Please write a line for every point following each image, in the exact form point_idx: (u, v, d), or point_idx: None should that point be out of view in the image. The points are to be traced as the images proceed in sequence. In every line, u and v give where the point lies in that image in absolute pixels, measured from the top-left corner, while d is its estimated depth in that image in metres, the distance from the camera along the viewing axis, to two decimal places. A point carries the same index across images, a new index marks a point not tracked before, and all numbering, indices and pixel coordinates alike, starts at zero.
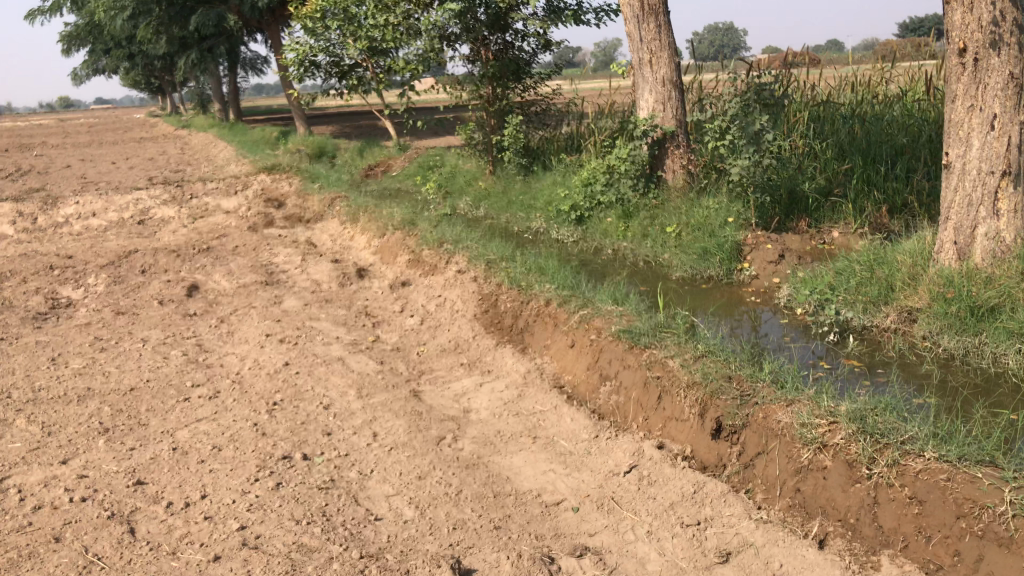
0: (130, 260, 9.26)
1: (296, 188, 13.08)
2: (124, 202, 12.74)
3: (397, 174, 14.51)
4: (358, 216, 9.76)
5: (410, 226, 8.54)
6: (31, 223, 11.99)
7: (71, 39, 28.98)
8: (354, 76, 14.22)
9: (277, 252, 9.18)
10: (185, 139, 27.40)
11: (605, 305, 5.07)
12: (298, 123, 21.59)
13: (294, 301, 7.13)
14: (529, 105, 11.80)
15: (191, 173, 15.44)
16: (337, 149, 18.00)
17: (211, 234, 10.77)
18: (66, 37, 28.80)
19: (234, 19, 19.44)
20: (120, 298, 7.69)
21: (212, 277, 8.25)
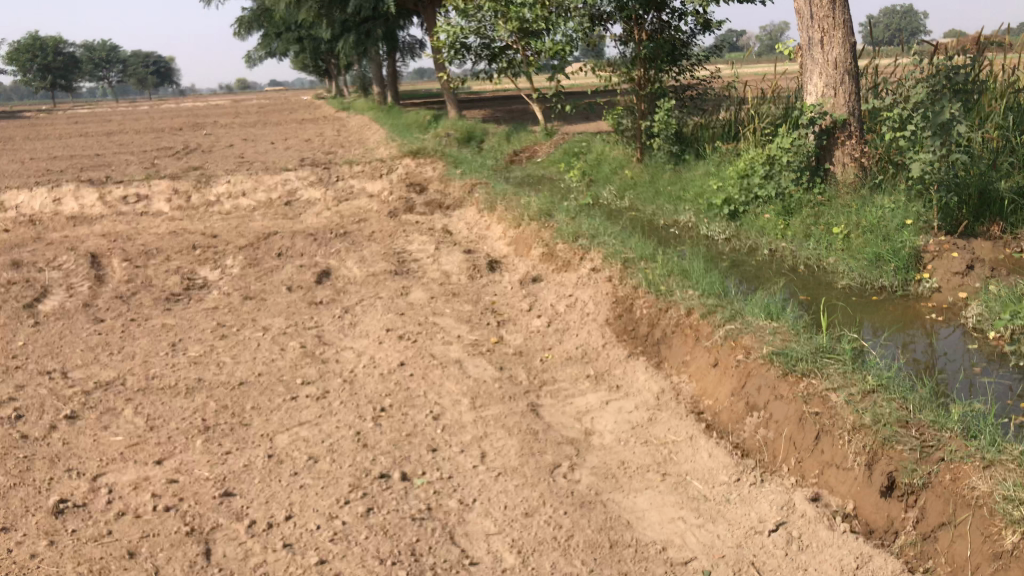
0: (269, 242, 9.26)
1: (439, 172, 12.86)
2: (273, 182, 12.92)
3: (542, 160, 14.05)
4: (496, 205, 9.37)
5: (548, 217, 8.05)
6: (185, 202, 12.33)
7: (243, 24, 30.26)
8: (505, 58, 13.83)
9: (411, 239, 8.90)
10: (343, 121, 28.03)
11: (757, 319, 4.40)
12: (450, 106, 21.54)
13: (420, 293, 6.79)
14: (686, 89, 11.17)
15: (340, 155, 15.56)
16: (486, 132, 17.74)
17: (350, 217, 10.67)
18: (239, 22, 30.11)
19: (392, 2, 19.54)
20: (252, 281, 7.61)
21: (344, 263, 8.06)
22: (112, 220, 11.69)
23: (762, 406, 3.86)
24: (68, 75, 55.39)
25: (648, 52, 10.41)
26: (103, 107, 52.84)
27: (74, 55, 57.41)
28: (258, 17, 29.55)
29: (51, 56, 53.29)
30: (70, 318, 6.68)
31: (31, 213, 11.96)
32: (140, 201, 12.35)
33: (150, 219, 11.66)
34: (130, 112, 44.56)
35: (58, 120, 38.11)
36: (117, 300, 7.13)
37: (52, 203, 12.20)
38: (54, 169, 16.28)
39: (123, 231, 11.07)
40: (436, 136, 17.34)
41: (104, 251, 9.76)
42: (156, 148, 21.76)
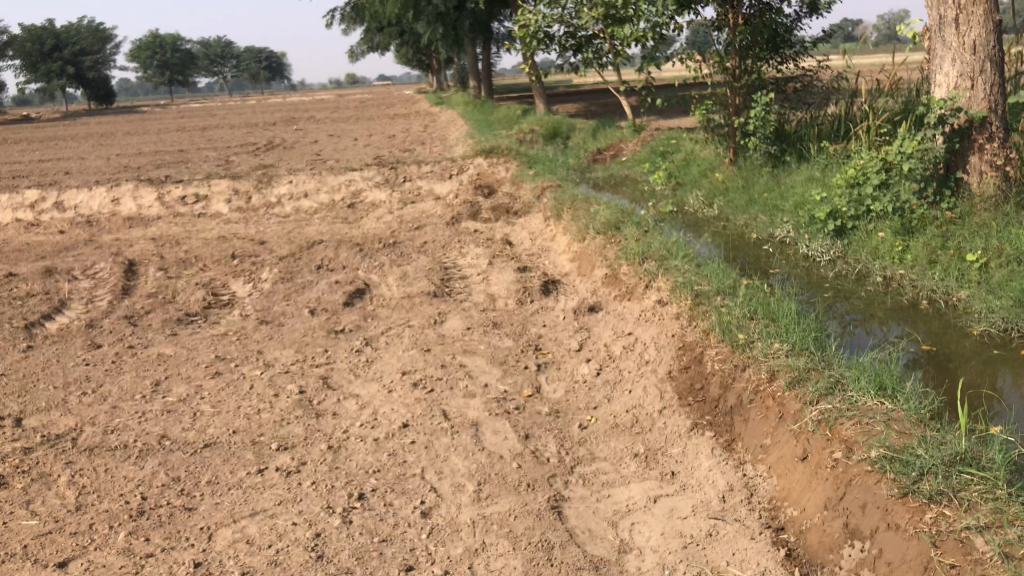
0: (313, 251, 8.42)
1: (512, 174, 11.83)
2: (337, 181, 12.10)
3: (628, 160, 12.85)
4: (563, 214, 8.28)
5: (618, 231, 6.93)
6: (245, 203, 11.67)
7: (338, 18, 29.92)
8: (590, 48, 12.68)
9: (465, 252, 7.90)
10: (433, 116, 27.34)
11: (866, 397, 3.23)
12: (538, 101, 20.46)
13: (456, 323, 5.79)
14: (789, 80, 9.97)
15: (415, 153, 14.73)
16: (572, 128, 16.61)
17: (409, 223, 9.76)
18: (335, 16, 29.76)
19: None
20: (278, 301, 6.76)
21: (385, 281, 7.12)
22: (167, 223, 11.12)
23: (868, 534, 2.70)
24: (185, 71, 56.91)
25: (745, 39, 9.11)
26: (215, 102, 54.01)
27: (189, 51, 58.90)
28: (353, 10, 29.17)
29: (168, 53, 54.71)
30: (66, 342, 5.95)
31: (89, 214, 11.52)
32: (199, 201, 11.76)
33: (205, 222, 11.06)
34: (237, 107, 45.19)
35: (166, 116, 38.90)
36: (124, 320, 6.37)
37: (111, 203, 11.73)
38: (131, 166, 16.02)
39: (174, 236, 10.47)
40: (519, 132, 16.32)
41: (146, 258, 9.13)
42: (242, 143, 21.49)
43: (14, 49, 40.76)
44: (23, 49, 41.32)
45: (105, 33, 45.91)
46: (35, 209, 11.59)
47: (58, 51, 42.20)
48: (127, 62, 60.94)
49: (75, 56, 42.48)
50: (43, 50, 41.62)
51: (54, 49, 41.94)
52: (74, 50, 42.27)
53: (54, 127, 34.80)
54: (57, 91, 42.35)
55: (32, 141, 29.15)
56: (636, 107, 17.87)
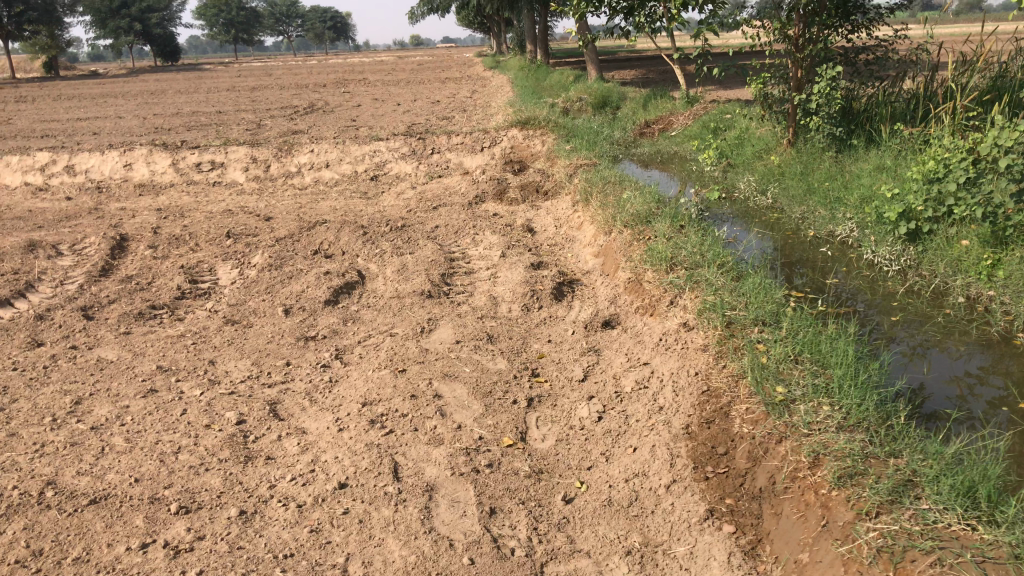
0: (314, 231, 7.59)
1: (549, 148, 10.84)
2: (361, 152, 11.18)
3: (678, 135, 11.73)
4: (592, 200, 7.30)
5: (649, 225, 5.94)
6: (262, 172, 10.89)
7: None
8: (643, 12, 11.57)
9: (478, 241, 6.99)
10: (483, 81, 26.30)
11: (949, 519, 2.42)
12: (591, 67, 19.30)
13: (445, 334, 4.89)
14: (860, 50, 8.77)
15: (452, 121, 13.79)
16: (623, 97, 15.45)
17: (428, 203, 8.88)
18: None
19: None
20: (257, 294, 5.95)
21: (381, 274, 6.25)
22: (178, 193, 10.42)
23: None
24: (250, 29, 56.58)
25: (810, 4, 7.93)
26: (278, 61, 53.64)
27: (256, 9, 58.50)
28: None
29: (234, 11, 54.29)
30: (6, 337, 5.21)
31: (99, 179, 10.87)
32: (214, 168, 11.02)
33: (218, 193, 10.34)
34: (297, 67, 44.63)
35: (225, 74, 38.55)
36: (79, 311, 5.62)
37: (122, 168, 11.06)
38: (162, 128, 15.41)
39: (181, 207, 9.75)
40: (565, 101, 15.24)
41: (141, 232, 8.42)
42: (285, 105, 20.81)
43: (83, 5, 40.96)
44: (91, 5, 41.55)
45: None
46: (44, 172, 10.97)
47: (125, 7, 42.27)
48: (194, 20, 60.96)
49: (142, 12, 42.40)
50: (111, 5, 41.74)
51: (122, 5, 42.05)
52: (141, 6, 42.19)
53: (114, 82, 34.75)
54: (123, 47, 42.44)
55: (88, 96, 29.02)
56: (692, 75, 16.61)
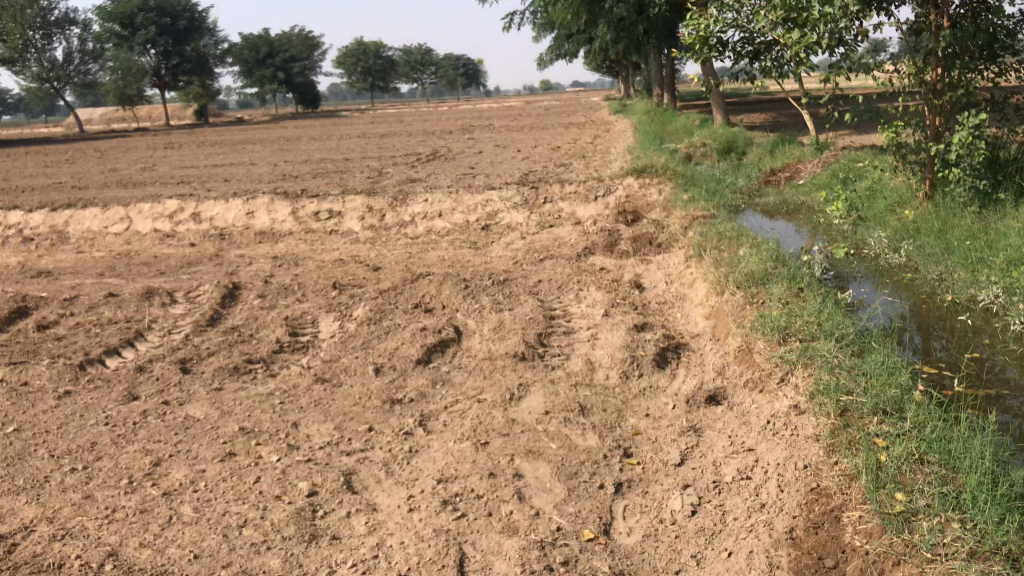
0: (417, 284, 7.48)
1: (665, 198, 10.47)
2: (474, 202, 11.10)
3: (804, 184, 11.14)
4: (705, 256, 6.90)
5: (764, 287, 5.51)
6: (377, 221, 10.97)
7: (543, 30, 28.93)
8: (769, 56, 11.10)
9: (582, 298, 6.69)
10: (607, 125, 26.09)
11: None
12: (717, 111, 18.77)
13: (536, 403, 4.61)
14: (1008, 93, 8.03)
15: (569, 169, 13.61)
16: (749, 142, 14.88)
17: (536, 255, 8.66)
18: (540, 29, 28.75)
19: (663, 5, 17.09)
20: (351, 351, 5.83)
21: (478, 333, 6.05)
22: (295, 241, 10.60)
23: None
24: (386, 77, 58.61)
25: (950, 46, 7.33)
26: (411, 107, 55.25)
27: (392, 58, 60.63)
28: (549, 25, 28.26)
29: (371, 60, 56.28)
30: (106, 389, 5.27)
31: (223, 226, 11.20)
32: (331, 217, 11.17)
33: (333, 242, 10.46)
34: (428, 113, 45.74)
35: (360, 120, 39.89)
36: (178, 364, 5.65)
37: (245, 216, 11.37)
38: (289, 176, 15.90)
39: (296, 256, 9.89)
40: (687, 147, 14.82)
41: (254, 281, 8.54)
42: (409, 152, 21.19)
43: (233, 56, 43.42)
44: (241, 56, 44.06)
45: (314, 42, 47.97)
46: (172, 220, 11.41)
47: (271, 58, 44.58)
48: (335, 68, 63.64)
49: (285, 62, 44.57)
50: (259, 57, 44.11)
51: (267, 56, 44.35)
52: (285, 56, 44.36)
53: (256, 129, 36.53)
54: (268, 95, 44.66)
55: (231, 143, 30.52)
56: (824, 120, 15.87)
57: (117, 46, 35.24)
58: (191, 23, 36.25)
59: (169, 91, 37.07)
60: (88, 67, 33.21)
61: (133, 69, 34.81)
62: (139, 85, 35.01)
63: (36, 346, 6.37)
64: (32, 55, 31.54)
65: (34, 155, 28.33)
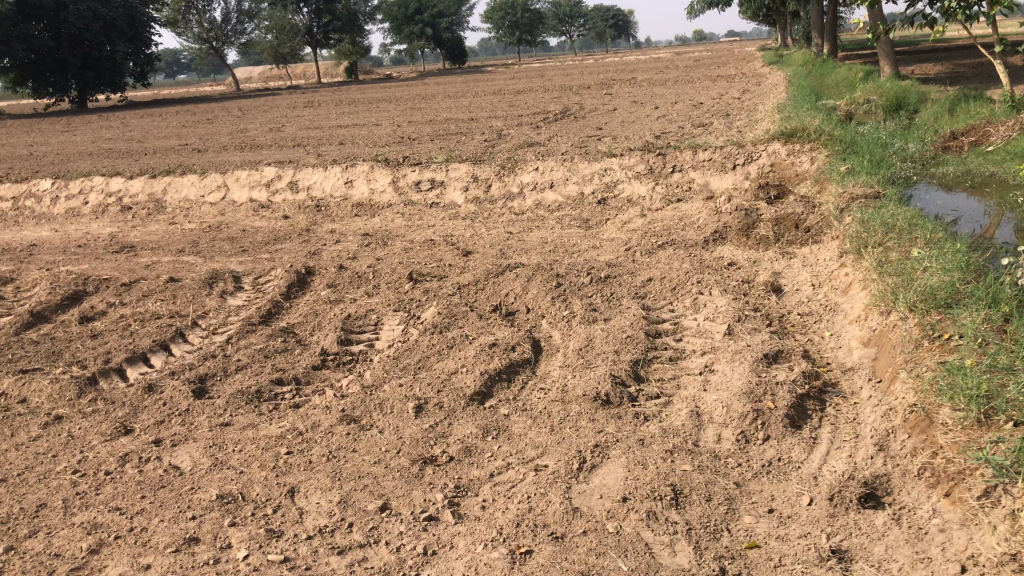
0: (501, 279, 6.26)
1: (818, 168, 8.75)
2: (590, 171, 9.73)
3: (995, 152, 9.14)
4: (865, 255, 5.34)
5: (950, 310, 3.97)
6: (483, 193, 9.81)
7: None
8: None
9: (699, 309, 5.30)
10: (762, 78, 23.77)
11: None
12: (885, 62, 16.40)
13: (613, 481, 3.34)
14: None
15: (708, 131, 11.96)
16: (924, 99, 12.71)
17: (654, 241, 7.27)
18: None
19: None
20: (400, 373, 4.70)
21: (560, 354, 4.79)
22: (392, 214, 9.60)
23: None
24: (535, 30, 56.99)
25: None
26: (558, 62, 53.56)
27: (540, 12, 58.90)
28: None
29: (519, 13, 54.66)
30: (100, 415, 4.36)
31: (320, 196, 10.34)
32: (434, 188, 10.08)
33: (431, 217, 9.39)
34: (574, 67, 44.00)
35: (502, 75, 38.73)
36: (194, 383, 4.68)
37: (343, 185, 10.43)
38: (407, 138, 14.94)
39: (388, 232, 8.87)
40: (848, 104, 12.82)
41: (331, 264, 7.57)
42: (539, 110, 19.89)
43: (382, 12, 42.96)
44: (390, 12, 43.70)
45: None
46: (269, 188, 10.64)
47: (420, 13, 43.89)
48: (483, 22, 62.57)
49: (433, 17, 43.74)
50: (408, 12, 43.45)
51: (416, 12, 43.70)
52: (434, 11, 43.59)
53: (397, 86, 36.04)
54: (415, 52, 44.15)
55: (369, 101, 30.06)
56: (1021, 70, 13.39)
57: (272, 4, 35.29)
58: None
59: (320, 49, 37.09)
60: (244, 27, 33.61)
61: (286, 27, 34.80)
62: (292, 44, 35.10)
63: (63, 346, 5.59)
64: (193, 16, 32.08)
65: (185, 114, 28.73)
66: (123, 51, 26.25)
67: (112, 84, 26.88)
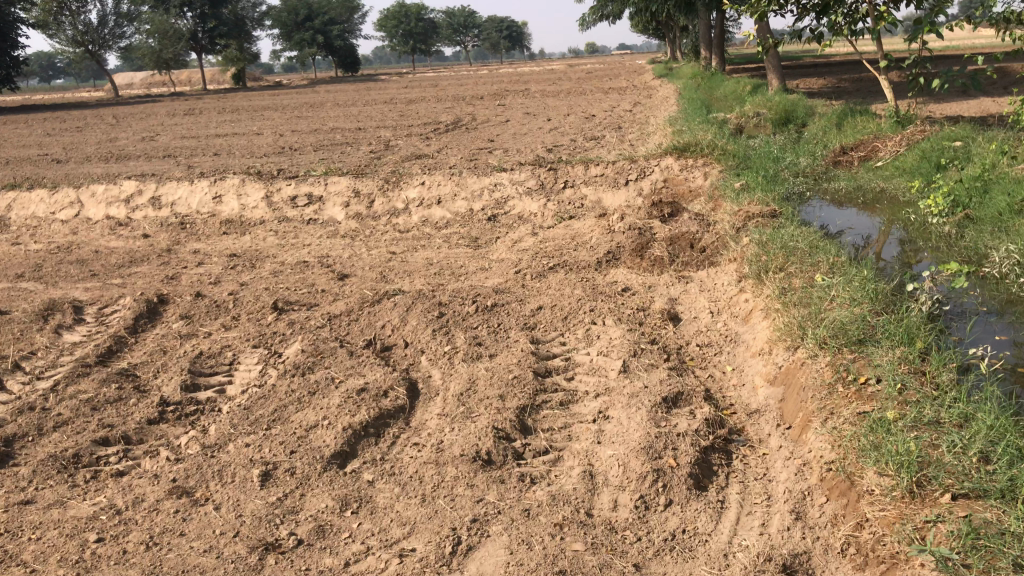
0: (376, 308, 5.64)
1: (712, 184, 8.47)
2: (479, 187, 9.21)
3: (884, 167, 9.07)
4: (766, 281, 4.98)
5: (864, 348, 3.61)
6: (364, 210, 9.15)
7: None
8: (841, 9, 9.35)
9: (592, 342, 4.82)
10: (653, 91, 23.78)
11: None
12: (773, 76, 16.52)
13: (490, 569, 2.80)
14: None
15: (600, 144, 11.63)
16: (812, 113, 12.73)
17: (545, 262, 6.79)
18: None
19: None
20: (250, 428, 4.04)
21: (437, 400, 4.21)
22: (264, 233, 8.84)
23: None
24: (429, 40, 56.34)
25: None
26: (452, 73, 53.06)
27: (434, 22, 58.31)
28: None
29: (413, 23, 53.84)
30: None
31: (185, 213, 9.47)
32: (311, 204, 9.36)
33: (307, 235, 8.67)
34: (468, 78, 43.53)
35: (394, 85, 37.94)
36: None
37: (211, 201, 9.60)
38: (288, 149, 14.10)
39: (259, 253, 8.12)
40: (738, 117, 12.72)
41: (189, 291, 6.79)
42: (430, 121, 19.30)
43: (270, 18, 41.51)
44: (280, 19, 42.35)
45: (354, 3, 45.93)
46: (128, 204, 9.70)
47: (310, 21, 42.68)
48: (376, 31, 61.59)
49: (325, 24, 42.60)
50: (298, 19, 42.18)
51: (306, 19, 42.47)
52: (325, 19, 42.46)
53: (285, 94, 34.77)
54: (305, 60, 42.86)
55: (254, 109, 28.79)
56: (903, 87, 13.58)
57: (152, 7, 33.57)
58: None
59: (206, 54, 35.48)
60: (122, 30, 31.84)
61: (169, 32, 33.14)
62: (175, 49, 33.41)
63: None
64: (66, 17, 30.08)
65: (53, 120, 26.86)
66: None
67: None
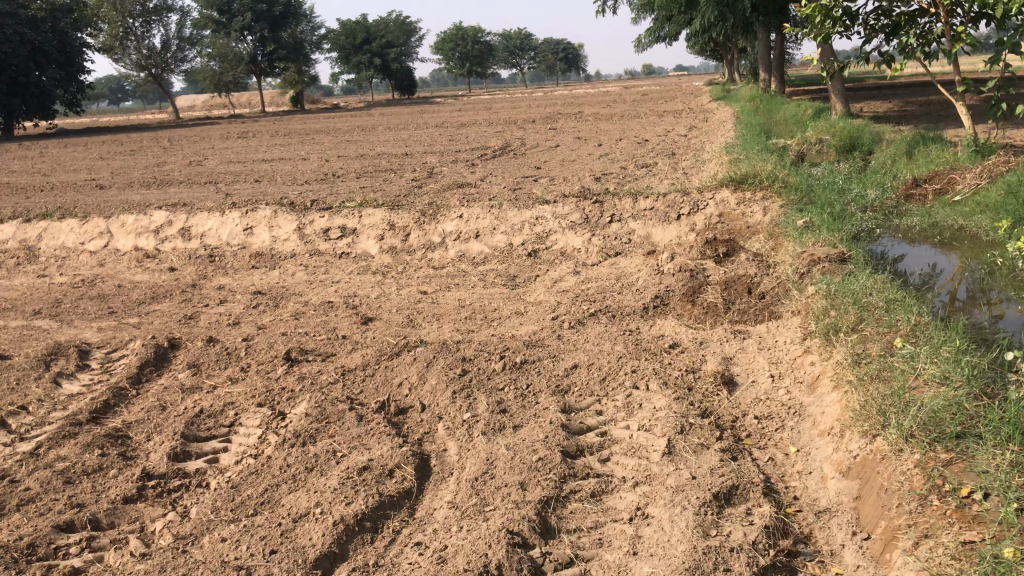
0: (395, 362, 5.09)
1: (771, 219, 7.79)
2: (520, 220, 8.65)
3: (963, 201, 8.28)
4: (836, 343, 4.31)
5: (961, 448, 2.96)
6: (399, 243, 8.66)
7: (645, 11, 25.89)
8: (914, 30, 8.71)
9: (632, 412, 4.20)
10: (710, 114, 23.04)
11: None
12: (837, 100, 15.71)
13: None
14: None
15: (652, 173, 11.00)
16: (879, 139, 11.92)
17: (585, 308, 6.19)
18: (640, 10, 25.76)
19: None
20: (233, 515, 3.51)
21: (449, 484, 3.64)
22: (293, 267, 8.40)
23: None
24: (486, 63, 56.24)
25: None
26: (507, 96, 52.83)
27: (491, 44, 58.28)
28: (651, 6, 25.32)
29: (469, 45, 53.79)
30: None
31: (215, 245, 9.10)
32: (344, 236, 8.90)
33: (337, 271, 8.20)
34: (522, 101, 43.18)
35: (448, 107, 37.72)
36: None
37: (242, 232, 9.21)
38: (331, 175, 13.74)
39: (285, 290, 7.67)
40: (799, 144, 11.98)
41: (202, 333, 6.34)
42: (478, 145, 18.86)
43: (328, 41, 41.72)
44: (338, 42, 42.60)
45: (412, 26, 46.03)
46: (158, 235, 9.36)
47: (367, 44, 42.82)
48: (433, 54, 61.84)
49: (382, 48, 42.73)
50: (355, 42, 42.42)
51: (364, 42, 42.64)
52: (382, 42, 42.56)
53: (340, 117, 34.77)
54: (362, 82, 42.99)
55: (307, 132, 28.74)
56: (979, 112, 12.69)
57: (214, 32, 33.93)
58: (287, 9, 34.31)
59: (265, 78, 35.75)
60: (185, 54, 32.20)
61: (229, 56, 33.39)
62: (234, 73, 33.69)
63: None
64: (131, 42, 30.48)
65: (111, 143, 27.09)
66: (52, 78, 24.67)
67: (42, 112, 25.24)
